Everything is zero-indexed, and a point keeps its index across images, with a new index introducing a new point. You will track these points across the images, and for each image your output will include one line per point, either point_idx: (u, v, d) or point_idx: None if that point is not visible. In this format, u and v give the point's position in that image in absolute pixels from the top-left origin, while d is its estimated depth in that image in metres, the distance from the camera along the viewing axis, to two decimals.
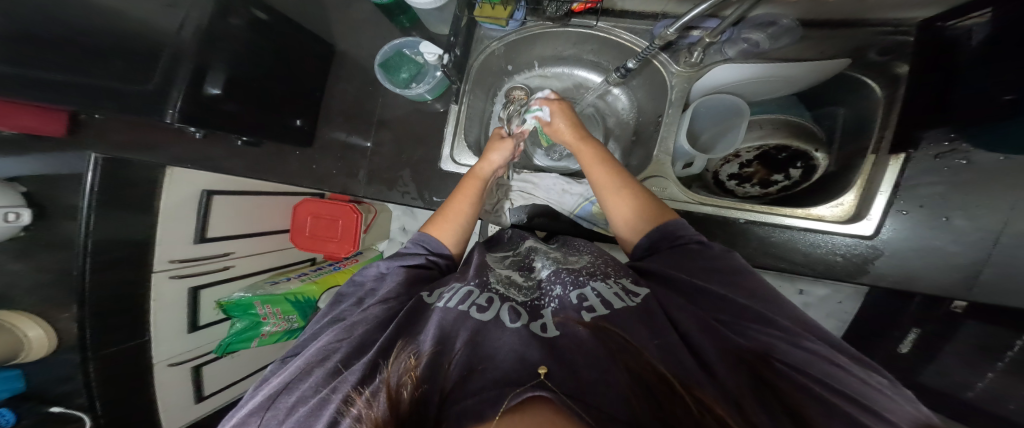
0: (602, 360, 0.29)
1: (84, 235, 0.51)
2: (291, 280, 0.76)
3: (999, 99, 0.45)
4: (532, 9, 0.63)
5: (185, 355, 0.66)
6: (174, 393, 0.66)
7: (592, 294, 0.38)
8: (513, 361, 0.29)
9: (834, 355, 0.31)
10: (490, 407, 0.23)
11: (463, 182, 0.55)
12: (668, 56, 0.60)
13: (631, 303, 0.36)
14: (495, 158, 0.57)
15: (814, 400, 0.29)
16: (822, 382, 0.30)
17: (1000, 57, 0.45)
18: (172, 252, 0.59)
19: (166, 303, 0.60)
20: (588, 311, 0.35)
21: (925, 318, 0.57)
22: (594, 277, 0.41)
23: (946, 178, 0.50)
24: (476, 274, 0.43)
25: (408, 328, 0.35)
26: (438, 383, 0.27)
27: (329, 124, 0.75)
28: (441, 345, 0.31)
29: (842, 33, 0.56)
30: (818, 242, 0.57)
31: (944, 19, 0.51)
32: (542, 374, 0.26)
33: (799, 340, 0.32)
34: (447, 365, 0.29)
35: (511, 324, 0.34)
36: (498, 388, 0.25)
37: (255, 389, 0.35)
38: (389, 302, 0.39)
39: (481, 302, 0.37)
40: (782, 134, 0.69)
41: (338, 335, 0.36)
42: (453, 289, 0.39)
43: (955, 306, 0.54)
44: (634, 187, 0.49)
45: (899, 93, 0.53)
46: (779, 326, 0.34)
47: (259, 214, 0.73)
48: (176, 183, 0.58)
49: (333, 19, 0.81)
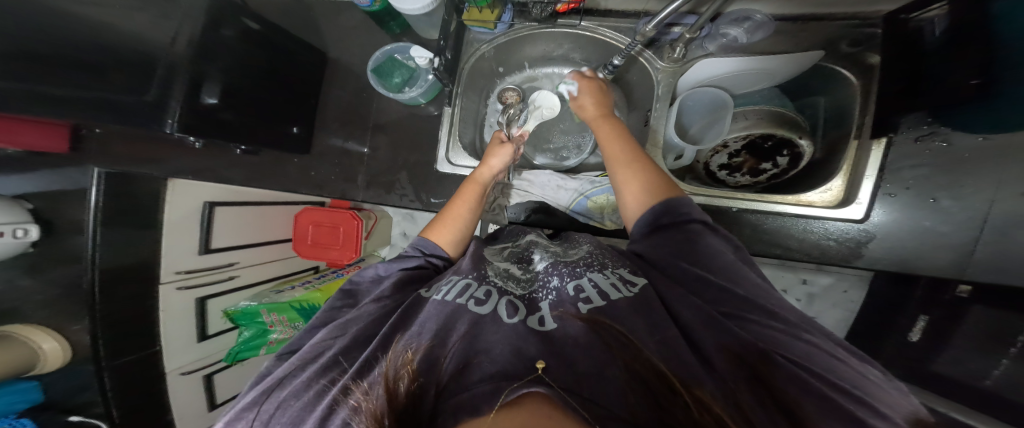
0: (598, 356, 0.29)
1: (92, 249, 0.52)
2: (296, 287, 0.77)
3: (967, 84, 0.46)
4: (519, 11, 0.64)
5: (195, 364, 0.68)
6: (188, 403, 0.68)
7: (589, 285, 0.39)
8: (507, 353, 0.30)
9: (836, 354, 0.31)
10: (486, 402, 0.24)
11: (463, 187, 0.57)
12: (653, 52, 0.61)
13: (629, 294, 0.37)
14: (495, 164, 0.59)
15: (815, 397, 0.28)
16: (825, 379, 0.29)
17: (964, 46, 0.47)
18: (176, 265, 0.60)
19: (174, 314, 0.61)
20: (585, 303, 0.36)
21: (932, 305, 0.56)
22: (591, 268, 0.42)
23: (930, 160, 0.52)
24: (474, 267, 0.44)
25: (404, 322, 0.36)
26: (433, 377, 0.28)
27: (327, 131, 0.78)
28: (437, 337, 0.32)
29: (812, 27, 0.58)
30: (811, 226, 0.60)
31: (907, 11, 0.53)
32: (540, 369, 0.27)
33: (799, 334, 0.32)
34: (443, 359, 0.30)
35: (508, 319, 0.35)
36: (493, 382, 0.25)
37: (253, 385, 0.36)
38: (383, 300, 0.41)
39: (479, 296, 0.38)
40: (765, 124, 0.70)
41: (335, 332, 0.37)
42: (450, 282, 0.41)
43: (960, 290, 0.53)
44: (646, 162, 0.49)
45: (874, 82, 0.55)
46: (787, 324, 0.33)
47: (265, 222, 0.74)
48: (178, 196, 0.58)
49: (325, 28, 0.82)
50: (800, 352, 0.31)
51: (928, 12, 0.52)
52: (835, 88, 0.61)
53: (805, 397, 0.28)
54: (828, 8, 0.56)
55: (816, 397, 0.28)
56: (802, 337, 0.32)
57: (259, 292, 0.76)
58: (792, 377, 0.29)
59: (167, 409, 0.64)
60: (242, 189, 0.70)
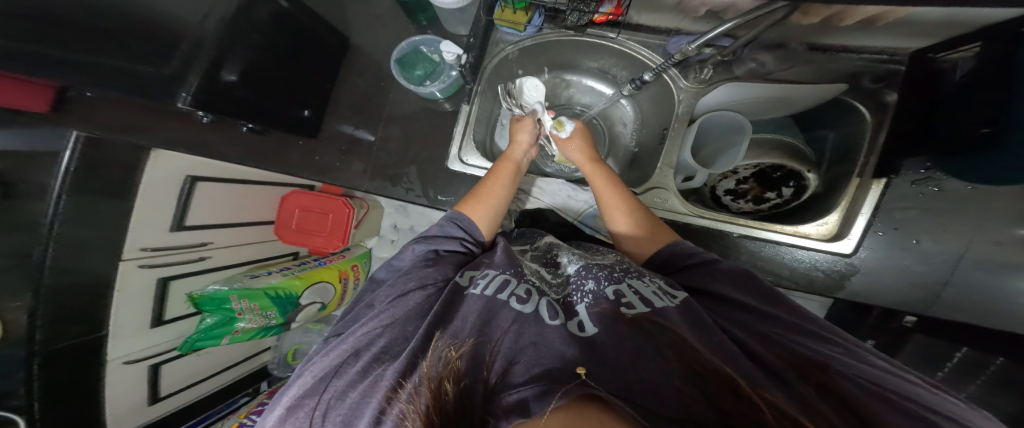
0: (647, 356, 0.30)
1: (50, 217, 0.42)
2: (272, 273, 0.72)
3: (977, 132, 0.49)
4: (550, 17, 0.63)
5: (145, 351, 0.56)
6: (128, 395, 0.54)
7: (629, 290, 0.39)
8: (553, 356, 0.31)
9: (895, 373, 0.31)
10: (537, 404, 0.25)
11: (498, 164, 0.59)
12: (679, 71, 0.62)
13: (670, 303, 0.37)
14: (524, 139, 0.62)
15: (900, 412, 0.27)
16: (912, 399, 0.28)
17: (979, 91, 0.50)
18: (143, 241, 0.51)
19: (132, 294, 0.51)
20: (627, 307, 0.36)
21: (880, 331, 0.64)
22: (629, 274, 0.42)
23: (920, 204, 0.57)
24: (510, 263, 0.45)
25: (447, 314, 0.37)
26: (481, 375, 0.29)
27: (337, 116, 0.80)
28: (481, 333, 0.34)
29: (834, 60, 0.60)
30: (800, 257, 0.64)
31: (936, 51, 0.55)
32: (583, 375, 0.28)
33: (862, 356, 0.33)
34: (489, 357, 0.31)
35: (550, 321, 0.35)
36: (542, 384, 0.27)
37: (301, 365, 0.39)
38: (428, 287, 0.41)
39: (520, 293, 0.39)
40: (778, 154, 0.69)
41: (381, 322, 0.37)
42: (488, 276, 0.42)
43: (906, 321, 0.60)
44: (638, 210, 0.54)
45: (887, 120, 0.58)
46: (841, 347, 0.34)
47: (246, 204, 0.67)
48: (159, 169, 0.50)
49: (350, 12, 0.85)
50: (869, 373, 0.30)
51: (954, 54, 0.54)
52: (845, 123, 0.63)
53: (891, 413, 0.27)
54: (859, 40, 0.59)
55: (899, 413, 0.27)
56: (867, 360, 0.32)
57: (230, 276, 0.67)
58: (864, 388, 0.29)
59: (103, 401, 0.51)
60: (235, 165, 0.63)
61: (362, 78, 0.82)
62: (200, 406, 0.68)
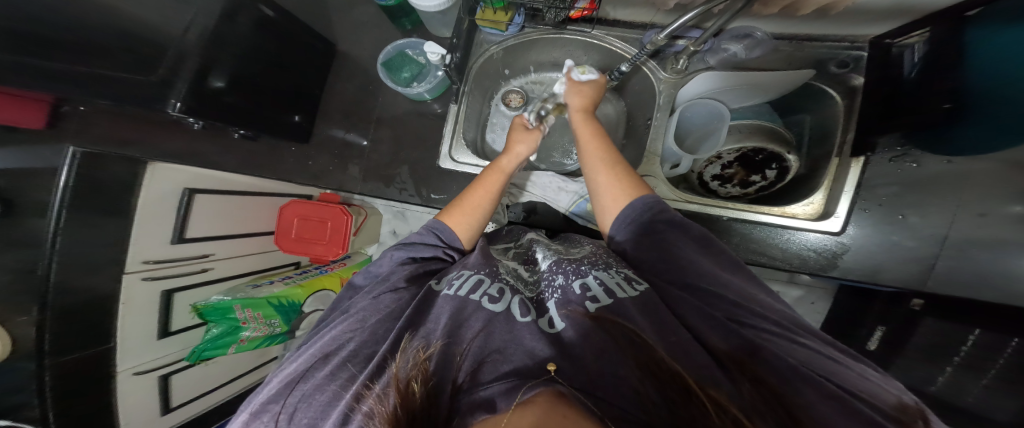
0: (610, 353, 0.32)
1: (52, 234, 0.44)
2: (274, 282, 0.72)
3: (940, 107, 0.51)
4: (531, 16, 0.66)
5: (153, 363, 0.57)
6: (140, 405, 0.56)
7: (595, 283, 0.41)
8: (522, 353, 0.33)
9: (835, 357, 0.33)
10: (504, 400, 0.28)
11: (487, 174, 0.57)
12: (657, 62, 0.65)
13: (633, 293, 0.38)
14: (520, 151, 0.60)
15: (829, 397, 0.28)
16: (836, 381, 0.30)
17: (944, 72, 0.51)
18: (146, 253, 0.52)
19: (136, 307, 0.52)
20: (592, 301, 0.38)
21: (890, 317, 0.61)
22: (596, 267, 0.44)
23: (901, 179, 0.58)
24: (484, 263, 0.46)
25: (418, 317, 0.38)
26: (450, 374, 0.31)
27: (328, 122, 0.85)
28: (452, 334, 0.36)
29: (807, 47, 0.62)
30: (792, 238, 0.66)
31: (891, 37, 0.57)
32: (553, 371, 0.30)
33: (800, 339, 0.34)
34: (459, 358, 0.33)
35: (521, 318, 0.37)
36: (511, 382, 0.29)
37: (273, 373, 0.39)
38: (400, 291, 0.43)
39: (492, 293, 0.41)
40: (758, 138, 0.75)
41: (352, 327, 0.39)
42: (462, 276, 0.43)
43: (915, 303, 0.58)
44: (628, 174, 0.51)
45: (857, 103, 0.60)
46: (784, 329, 0.35)
47: (246, 214, 0.68)
48: (157, 179, 0.51)
49: (336, 21, 0.89)
50: (799, 355, 0.32)
51: (909, 39, 0.56)
52: (821, 107, 0.65)
53: (812, 392, 0.29)
54: (820, 29, 0.61)
55: (830, 398, 0.28)
56: (801, 343, 0.34)
57: (233, 286, 0.67)
58: (794, 371, 0.30)
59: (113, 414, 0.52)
60: (226, 176, 0.63)
61: (352, 84, 0.87)
62: (205, 417, 0.69)
